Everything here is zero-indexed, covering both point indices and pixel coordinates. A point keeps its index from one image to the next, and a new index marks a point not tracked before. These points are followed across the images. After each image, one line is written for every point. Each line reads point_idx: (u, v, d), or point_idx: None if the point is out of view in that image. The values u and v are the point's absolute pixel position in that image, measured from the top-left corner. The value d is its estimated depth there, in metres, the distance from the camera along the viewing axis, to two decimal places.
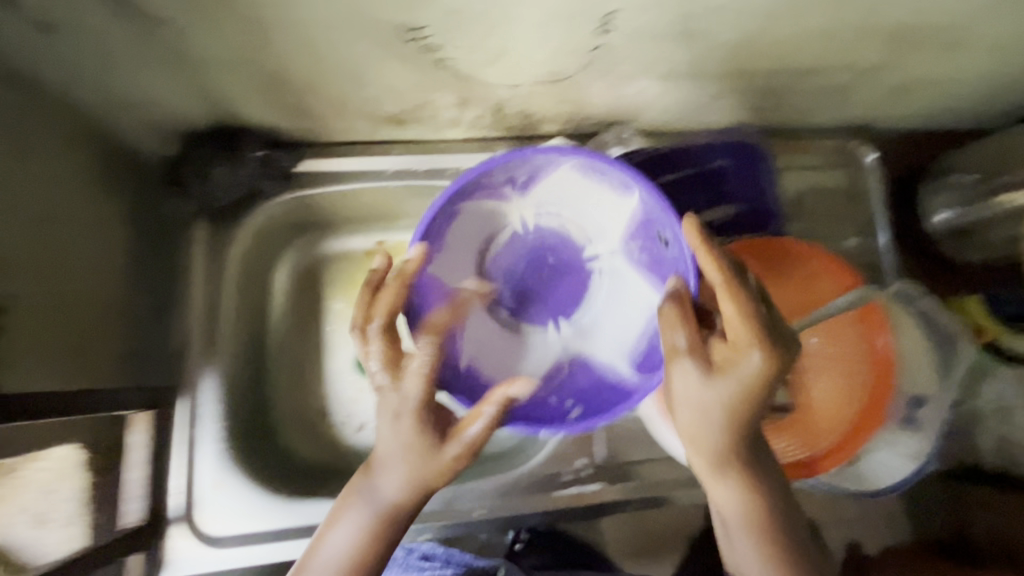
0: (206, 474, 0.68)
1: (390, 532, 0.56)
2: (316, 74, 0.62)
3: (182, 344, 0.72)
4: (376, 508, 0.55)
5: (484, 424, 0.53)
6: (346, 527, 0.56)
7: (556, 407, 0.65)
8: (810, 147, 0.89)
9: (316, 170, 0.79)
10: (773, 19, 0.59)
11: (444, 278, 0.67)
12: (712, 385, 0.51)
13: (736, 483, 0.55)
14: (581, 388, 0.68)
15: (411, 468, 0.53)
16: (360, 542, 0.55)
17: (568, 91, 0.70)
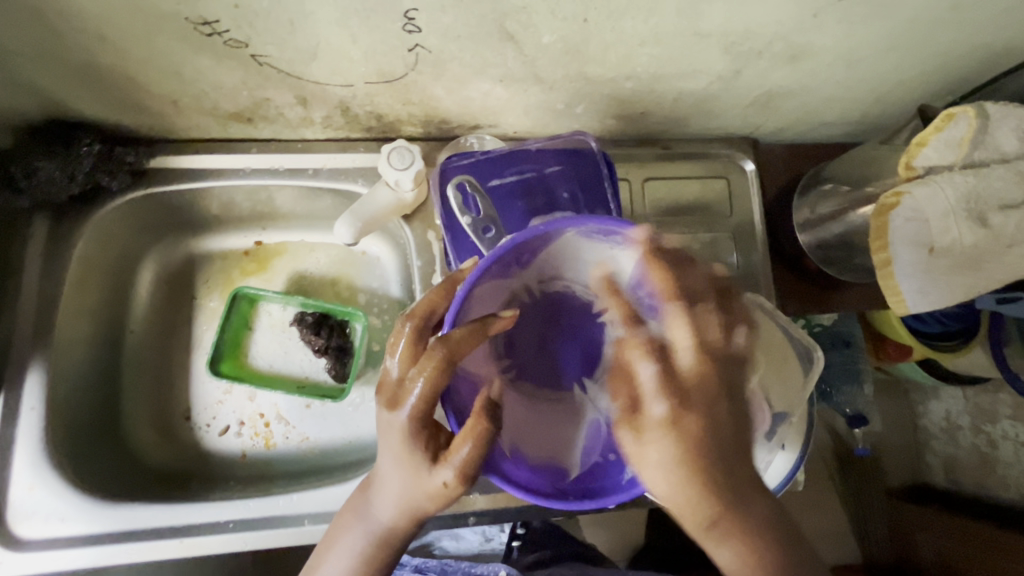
0: (20, 475, 0.67)
1: (386, 551, 0.59)
2: (132, 68, 0.61)
3: (10, 340, 0.70)
4: (374, 528, 0.58)
5: (474, 445, 0.51)
6: (345, 545, 0.60)
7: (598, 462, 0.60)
8: (689, 157, 0.88)
9: (169, 166, 0.78)
10: (588, 23, 0.58)
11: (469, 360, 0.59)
12: (645, 442, 0.53)
13: (728, 546, 0.54)
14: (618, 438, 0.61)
15: (399, 493, 0.55)
16: (359, 561, 0.59)
17: (409, 92, 0.69)
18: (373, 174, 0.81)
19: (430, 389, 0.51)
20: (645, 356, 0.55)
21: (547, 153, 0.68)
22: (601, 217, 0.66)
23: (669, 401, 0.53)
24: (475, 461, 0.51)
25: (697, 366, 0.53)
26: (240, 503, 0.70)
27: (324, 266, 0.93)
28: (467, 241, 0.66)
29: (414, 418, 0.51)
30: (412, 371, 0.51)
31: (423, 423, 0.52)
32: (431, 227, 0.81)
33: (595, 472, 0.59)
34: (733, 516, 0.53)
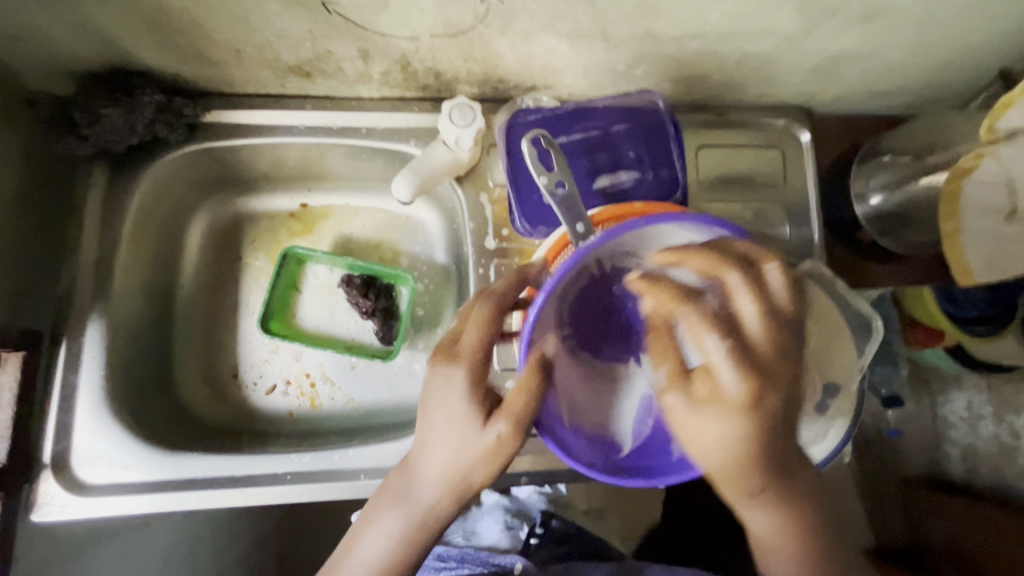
0: (82, 422, 0.67)
1: (428, 532, 0.59)
2: (201, 12, 0.60)
3: (70, 289, 0.70)
4: (415, 509, 0.58)
5: (529, 395, 0.53)
6: (385, 528, 0.59)
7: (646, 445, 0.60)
8: (743, 125, 0.87)
9: (223, 121, 0.77)
10: None
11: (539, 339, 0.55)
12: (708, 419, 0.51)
13: (764, 514, 0.56)
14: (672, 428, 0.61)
15: (446, 463, 0.55)
16: (399, 542, 0.59)
17: (472, 47, 0.68)
18: (426, 133, 0.80)
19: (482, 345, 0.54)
20: (712, 328, 0.49)
21: (614, 110, 0.67)
22: (667, 177, 0.66)
23: (743, 377, 0.49)
24: (530, 407, 0.53)
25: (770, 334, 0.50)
26: (299, 456, 0.70)
27: (369, 230, 0.92)
28: (534, 198, 0.66)
29: (469, 378, 0.54)
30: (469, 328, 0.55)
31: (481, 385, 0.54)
32: (482, 190, 0.80)
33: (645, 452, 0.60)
34: (781, 481, 0.54)
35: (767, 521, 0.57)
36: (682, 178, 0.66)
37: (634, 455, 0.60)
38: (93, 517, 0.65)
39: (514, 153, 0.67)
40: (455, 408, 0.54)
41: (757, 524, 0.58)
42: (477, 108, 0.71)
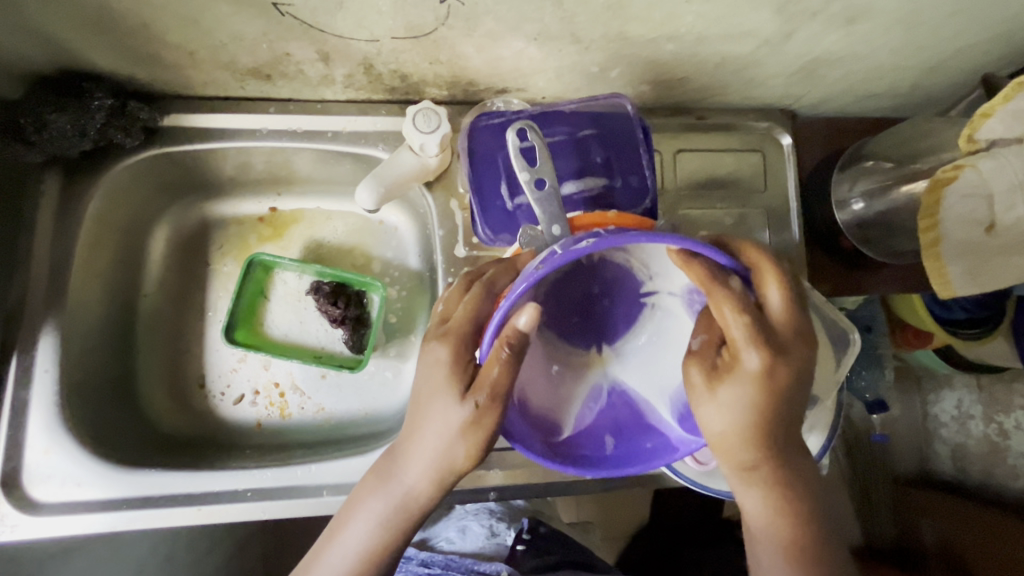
0: (35, 438, 0.65)
1: (409, 517, 0.56)
2: (147, 14, 0.58)
3: (24, 300, 0.68)
4: (397, 494, 0.56)
5: (501, 368, 0.47)
6: (367, 514, 0.57)
7: (588, 438, 0.56)
8: (724, 128, 0.84)
9: (183, 125, 0.75)
10: None
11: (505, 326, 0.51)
12: (716, 383, 0.49)
13: (761, 494, 0.52)
14: (619, 421, 0.57)
15: (427, 440, 0.52)
16: (377, 529, 0.56)
17: (437, 49, 0.65)
18: (395, 137, 0.77)
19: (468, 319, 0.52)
20: (740, 307, 0.46)
21: (582, 114, 0.64)
22: (637, 185, 0.64)
23: (765, 352, 0.47)
24: (505, 382, 0.48)
25: (790, 315, 0.49)
26: (260, 471, 0.68)
27: (341, 235, 0.90)
28: (497, 205, 0.63)
29: (453, 350, 0.51)
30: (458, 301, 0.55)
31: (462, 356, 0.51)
32: (453, 196, 0.78)
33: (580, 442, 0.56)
34: (783, 458, 0.52)
35: (763, 505, 0.53)
36: (652, 185, 0.64)
37: (574, 442, 0.55)
38: (47, 536, 0.63)
39: (478, 157, 0.64)
40: (436, 381, 0.51)
41: (753, 508, 0.54)
42: (443, 112, 0.67)
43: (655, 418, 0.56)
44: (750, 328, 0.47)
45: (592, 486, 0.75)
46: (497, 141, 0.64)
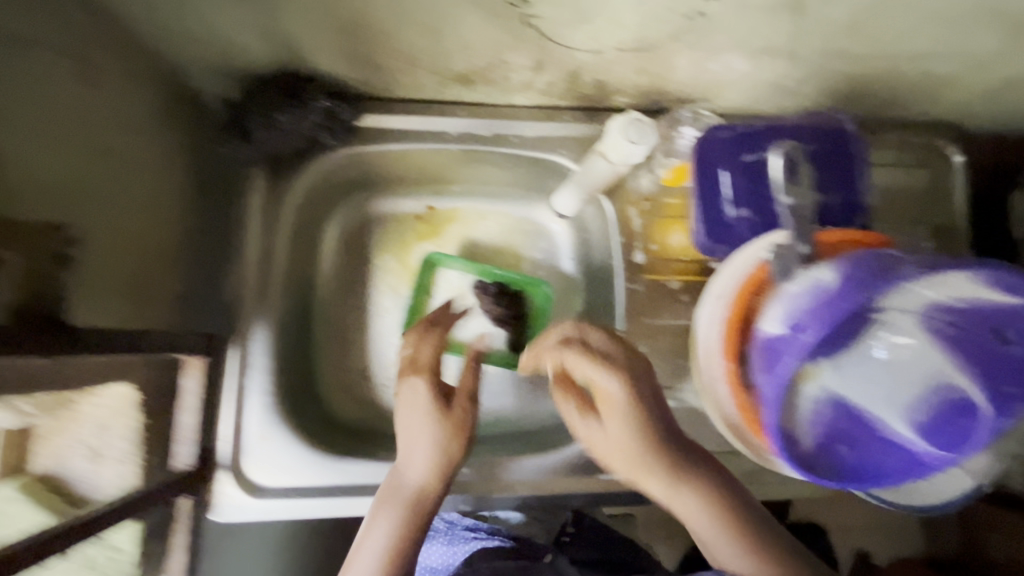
0: (253, 425, 0.68)
1: (424, 512, 0.60)
2: (395, 22, 0.59)
3: (239, 292, 0.71)
4: (403, 495, 0.61)
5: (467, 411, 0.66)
6: (387, 512, 0.60)
7: (830, 452, 0.56)
8: (892, 142, 0.82)
9: (377, 127, 0.76)
10: None
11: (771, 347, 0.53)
12: (608, 416, 0.55)
13: (688, 484, 0.53)
14: (850, 430, 0.57)
15: (415, 458, 0.62)
16: (400, 520, 0.59)
17: (651, 62, 0.67)
18: (576, 142, 0.79)
19: (425, 387, 0.66)
20: (609, 366, 0.55)
21: (803, 131, 0.64)
22: (850, 202, 0.64)
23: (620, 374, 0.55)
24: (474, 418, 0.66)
25: (619, 347, 0.57)
26: (457, 466, 0.74)
27: (494, 235, 0.91)
28: (715, 215, 0.64)
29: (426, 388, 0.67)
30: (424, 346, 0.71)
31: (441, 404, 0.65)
32: (630, 204, 0.80)
33: (821, 461, 0.55)
34: (700, 482, 0.54)
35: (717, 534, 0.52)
36: (864, 204, 0.64)
37: (818, 455, 0.55)
38: (267, 518, 0.66)
39: (699, 171, 0.64)
40: (417, 414, 0.65)
41: (709, 538, 0.53)
42: (652, 122, 0.68)
43: (892, 432, 0.56)
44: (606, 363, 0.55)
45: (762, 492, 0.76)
46: (718, 157, 0.64)
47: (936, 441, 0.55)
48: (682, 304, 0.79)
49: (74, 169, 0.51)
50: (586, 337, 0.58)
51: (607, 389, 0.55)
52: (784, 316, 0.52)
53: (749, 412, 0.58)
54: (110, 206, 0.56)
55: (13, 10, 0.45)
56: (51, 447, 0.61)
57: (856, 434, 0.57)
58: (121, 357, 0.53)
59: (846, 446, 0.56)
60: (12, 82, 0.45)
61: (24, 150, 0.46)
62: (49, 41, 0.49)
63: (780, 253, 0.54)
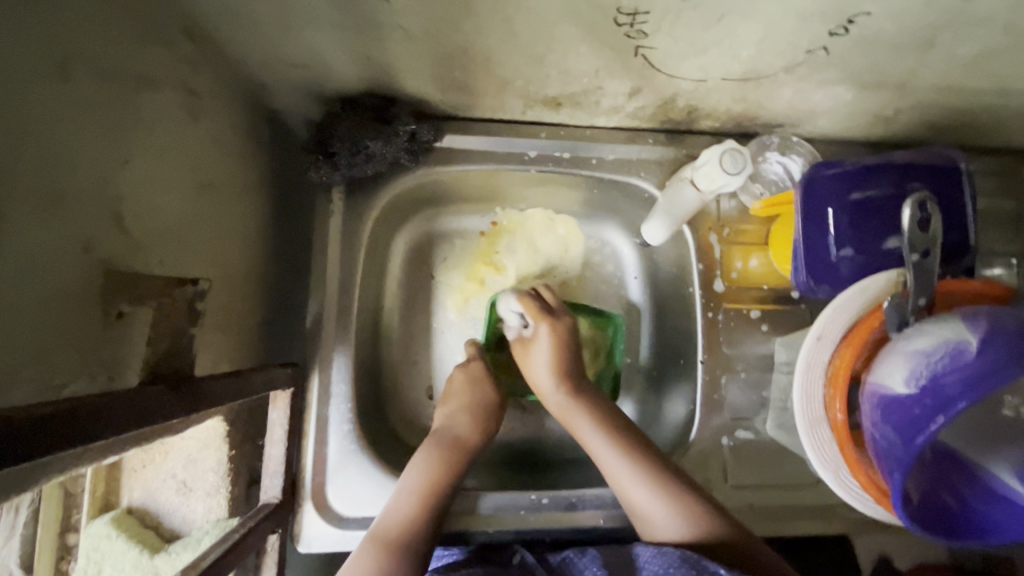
0: (334, 455, 0.67)
1: (437, 504, 0.64)
2: (501, 51, 0.57)
3: (317, 318, 0.70)
4: (445, 443, 0.70)
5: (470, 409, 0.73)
6: (421, 461, 0.67)
7: (934, 503, 0.52)
8: (980, 170, 0.79)
9: (455, 147, 0.74)
10: None
11: (902, 433, 0.48)
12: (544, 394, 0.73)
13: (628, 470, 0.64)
14: (950, 480, 0.53)
15: (455, 426, 0.72)
16: (412, 514, 0.62)
17: (753, 91, 0.64)
18: (659, 168, 0.77)
19: (556, 340, 0.73)
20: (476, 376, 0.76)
21: (914, 169, 0.65)
22: (958, 241, 0.64)
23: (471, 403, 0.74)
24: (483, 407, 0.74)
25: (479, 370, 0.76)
26: (537, 497, 0.70)
27: (556, 256, 0.87)
28: (820, 255, 0.65)
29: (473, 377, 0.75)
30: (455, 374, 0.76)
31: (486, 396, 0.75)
32: (710, 229, 0.77)
33: (923, 512, 0.51)
34: (660, 474, 0.64)
35: (668, 520, 0.61)
36: (970, 243, 0.64)
37: (920, 507, 0.51)
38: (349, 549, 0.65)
39: (806, 204, 0.65)
40: (462, 404, 0.73)
41: (657, 519, 0.62)
42: (747, 153, 0.67)
43: (995, 480, 0.52)
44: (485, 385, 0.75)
45: (835, 525, 0.75)
46: (828, 193, 0.65)
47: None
48: (761, 333, 0.76)
49: (182, 209, 0.52)
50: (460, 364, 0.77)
51: (466, 404, 0.73)
52: (910, 377, 0.48)
53: (861, 468, 0.55)
54: (207, 243, 0.56)
55: (137, 49, 0.45)
56: (141, 478, 0.63)
57: (962, 484, 0.53)
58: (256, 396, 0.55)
59: (952, 500, 0.52)
60: (143, 129, 0.46)
61: (146, 199, 0.46)
62: (170, 76, 0.49)
63: (895, 303, 0.52)
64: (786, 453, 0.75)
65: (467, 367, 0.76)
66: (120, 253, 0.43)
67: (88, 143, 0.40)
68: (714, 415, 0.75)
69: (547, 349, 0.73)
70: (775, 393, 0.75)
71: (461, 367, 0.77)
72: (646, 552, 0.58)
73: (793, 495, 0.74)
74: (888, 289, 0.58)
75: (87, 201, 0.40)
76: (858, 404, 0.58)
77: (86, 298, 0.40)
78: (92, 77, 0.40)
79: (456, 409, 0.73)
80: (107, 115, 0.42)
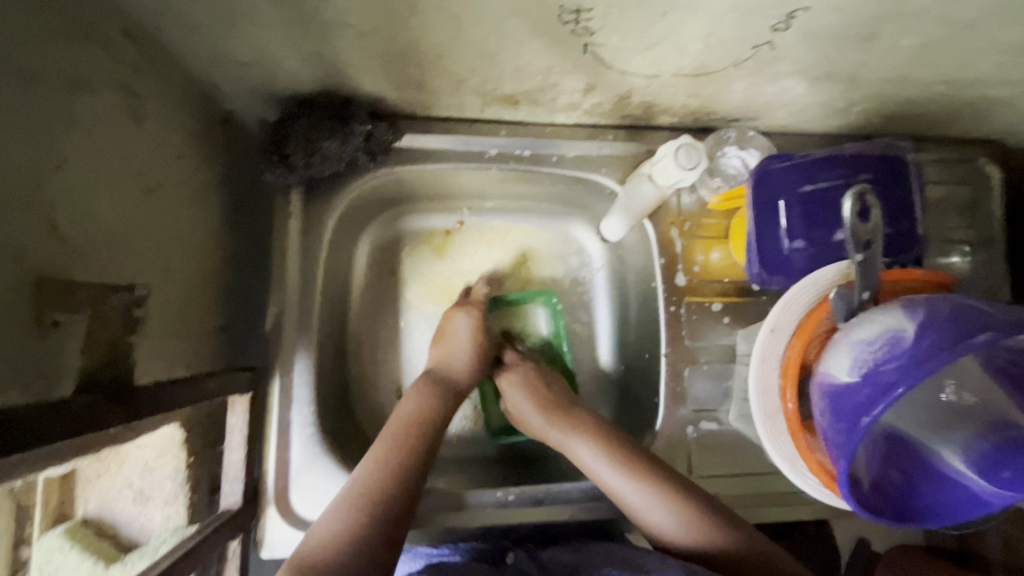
0: (299, 459, 0.67)
1: (414, 444, 0.62)
2: (451, 48, 0.56)
3: (278, 321, 0.69)
4: (443, 381, 0.71)
5: (468, 355, 0.74)
6: (409, 400, 0.67)
7: (884, 482, 0.53)
8: (933, 160, 0.80)
9: (414, 145, 0.73)
10: (967, 30, 0.55)
11: (852, 417, 0.48)
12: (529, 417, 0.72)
13: (617, 472, 0.62)
14: (898, 462, 0.54)
15: (448, 369, 0.73)
16: (378, 468, 0.58)
17: (705, 86, 0.65)
18: (619, 163, 0.77)
19: (525, 378, 0.75)
20: (473, 323, 0.76)
21: (863, 159, 0.66)
22: (906, 232, 0.66)
23: (467, 356, 0.74)
24: (477, 366, 0.74)
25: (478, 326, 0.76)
26: (504, 493, 0.71)
27: (522, 252, 0.87)
28: (774, 247, 0.66)
29: (474, 320, 0.76)
30: (456, 316, 0.76)
31: (482, 342, 0.75)
32: (671, 224, 0.78)
33: (876, 492, 0.52)
34: (645, 471, 0.62)
35: (669, 520, 0.58)
36: (918, 232, 0.66)
37: (872, 488, 0.53)
38: None
39: (758, 197, 0.66)
40: (460, 345, 0.74)
41: (654, 514, 0.59)
42: (702, 148, 0.68)
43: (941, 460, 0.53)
44: (479, 335, 0.75)
45: (799, 512, 0.76)
46: (780, 185, 0.66)
47: (998, 478, 0.51)
48: (723, 325, 0.77)
49: (124, 217, 0.51)
50: (457, 310, 0.77)
51: (462, 348, 0.74)
52: (854, 365, 0.49)
53: (813, 454, 0.56)
54: (155, 246, 0.56)
55: (67, 48, 0.44)
56: (96, 488, 0.63)
57: (909, 462, 0.54)
58: (212, 400, 0.54)
59: (901, 477, 0.54)
60: (79, 130, 0.45)
61: (82, 203, 0.46)
62: (106, 78, 0.48)
63: (841, 293, 0.53)
64: (750, 443, 0.76)
65: (465, 313, 0.77)
66: (53, 260, 0.43)
67: (13, 146, 0.39)
68: (679, 407, 0.76)
69: (517, 389, 0.74)
70: (738, 383, 0.75)
71: (461, 312, 0.77)
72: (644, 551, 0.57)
73: (758, 483, 0.76)
74: (837, 279, 0.59)
75: (14, 206, 0.39)
76: (809, 393, 0.60)
77: (15, 305, 0.39)
78: (20, 81, 0.39)
79: (454, 360, 0.74)
80: (35, 118, 0.41)
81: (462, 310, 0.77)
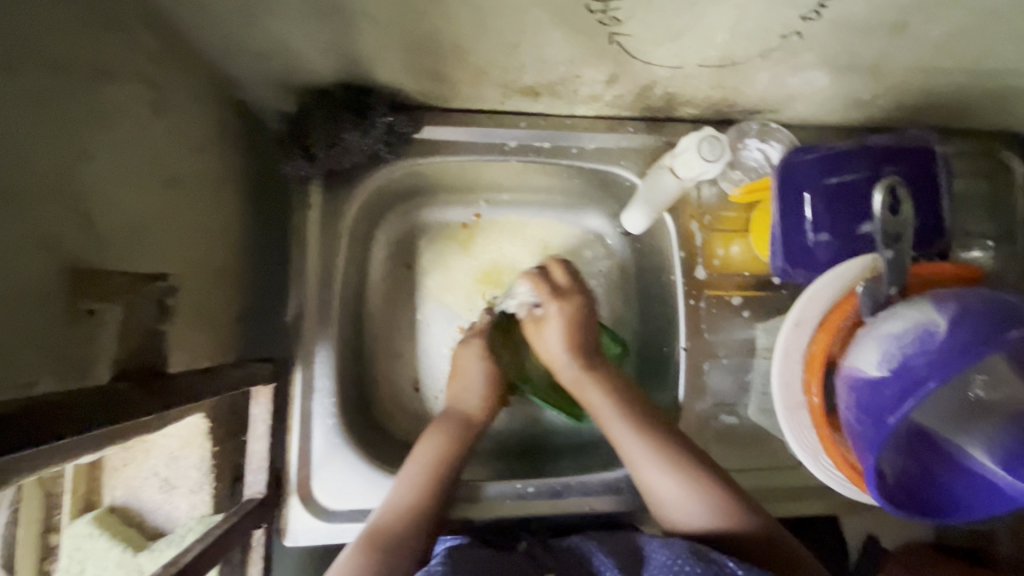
0: (319, 450, 0.67)
1: (445, 479, 0.64)
2: (474, 39, 0.56)
3: (298, 313, 0.70)
4: (454, 419, 0.70)
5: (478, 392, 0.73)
6: (430, 437, 0.68)
7: (911, 478, 0.53)
8: (955, 152, 0.79)
9: (433, 137, 0.73)
10: (998, 19, 0.55)
11: (883, 419, 0.47)
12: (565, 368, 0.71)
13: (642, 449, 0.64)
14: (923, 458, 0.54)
15: (462, 405, 0.72)
16: (414, 496, 0.62)
17: (729, 77, 0.64)
18: (639, 155, 0.77)
19: (570, 317, 0.71)
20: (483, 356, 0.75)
21: (888, 152, 0.66)
22: (931, 225, 0.65)
23: (482, 393, 0.73)
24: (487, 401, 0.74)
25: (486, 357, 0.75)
26: (522, 485, 0.71)
27: (539, 245, 0.87)
28: (797, 241, 0.66)
29: (483, 353, 0.75)
30: (467, 352, 0.75)
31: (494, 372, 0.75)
32: (691, 217, 0.77)
33: (902, 489, 0.52)
34: (667, 449, 0.64)
35: (683, 506, 0.61)
36: (944, 225, 0.65)
37: (898, 483, 0.52)
38: (336, 541, 0.66)
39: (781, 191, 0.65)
40: (473, 380, 0.74)
41: (669, 501, 0.62)
42: (724, 140, 0.68)
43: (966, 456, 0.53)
44: (493, 375, 0.75)
45: (816, 506, 0.76)
46: (804, 178, 0.65)
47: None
48: (743, 319, 0.77)
49: (146, 207, 0.51)
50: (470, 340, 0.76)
51: (476, 384, 0.73)
52: (881, 360, 0.49)
53: (837, 450, 0.56)
54: (177, 237, 0.56)
55: (92, 38, 0.43)
56: (123, 476, 0.63)
57: (933, 458, 0.54)
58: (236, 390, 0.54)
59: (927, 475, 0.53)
60: (102, 121, 0.45)
61: (109, 193, 0.46)
62: (129, 67, 0.48)
63: (868, 287, 0.53)
64: (768, 437, 0.76)
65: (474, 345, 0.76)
66: (86, 250, 0.43)
67: (40, 137, 0.39)
68: (698, 401, 0.75)
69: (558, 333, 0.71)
70: (757, 377, 0.75)
71: (470, 347, 0.76)
72: (654, 543, 0.57)
73: (775, 477, 0.75)
74: (863, 273, 0.59)
75: (46, 196, 0.39)
76: (834, 387, 0.60)
77: (51, 296, 0.40)
78: (47, 71, 0.39)
79: (466, 395, 0.73)
80: (61, 108, 0.40)
81: (472, 344, 0.76)
